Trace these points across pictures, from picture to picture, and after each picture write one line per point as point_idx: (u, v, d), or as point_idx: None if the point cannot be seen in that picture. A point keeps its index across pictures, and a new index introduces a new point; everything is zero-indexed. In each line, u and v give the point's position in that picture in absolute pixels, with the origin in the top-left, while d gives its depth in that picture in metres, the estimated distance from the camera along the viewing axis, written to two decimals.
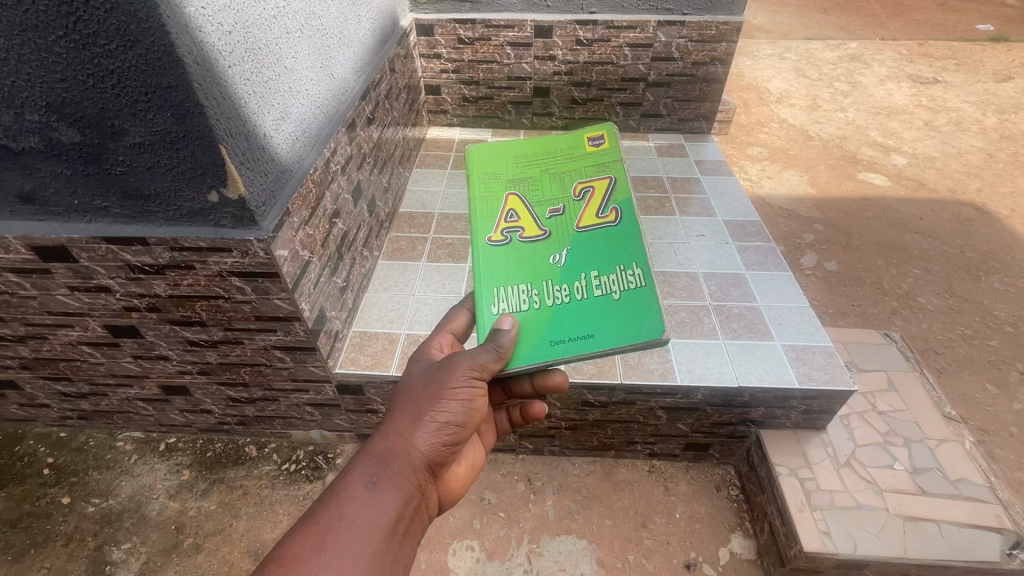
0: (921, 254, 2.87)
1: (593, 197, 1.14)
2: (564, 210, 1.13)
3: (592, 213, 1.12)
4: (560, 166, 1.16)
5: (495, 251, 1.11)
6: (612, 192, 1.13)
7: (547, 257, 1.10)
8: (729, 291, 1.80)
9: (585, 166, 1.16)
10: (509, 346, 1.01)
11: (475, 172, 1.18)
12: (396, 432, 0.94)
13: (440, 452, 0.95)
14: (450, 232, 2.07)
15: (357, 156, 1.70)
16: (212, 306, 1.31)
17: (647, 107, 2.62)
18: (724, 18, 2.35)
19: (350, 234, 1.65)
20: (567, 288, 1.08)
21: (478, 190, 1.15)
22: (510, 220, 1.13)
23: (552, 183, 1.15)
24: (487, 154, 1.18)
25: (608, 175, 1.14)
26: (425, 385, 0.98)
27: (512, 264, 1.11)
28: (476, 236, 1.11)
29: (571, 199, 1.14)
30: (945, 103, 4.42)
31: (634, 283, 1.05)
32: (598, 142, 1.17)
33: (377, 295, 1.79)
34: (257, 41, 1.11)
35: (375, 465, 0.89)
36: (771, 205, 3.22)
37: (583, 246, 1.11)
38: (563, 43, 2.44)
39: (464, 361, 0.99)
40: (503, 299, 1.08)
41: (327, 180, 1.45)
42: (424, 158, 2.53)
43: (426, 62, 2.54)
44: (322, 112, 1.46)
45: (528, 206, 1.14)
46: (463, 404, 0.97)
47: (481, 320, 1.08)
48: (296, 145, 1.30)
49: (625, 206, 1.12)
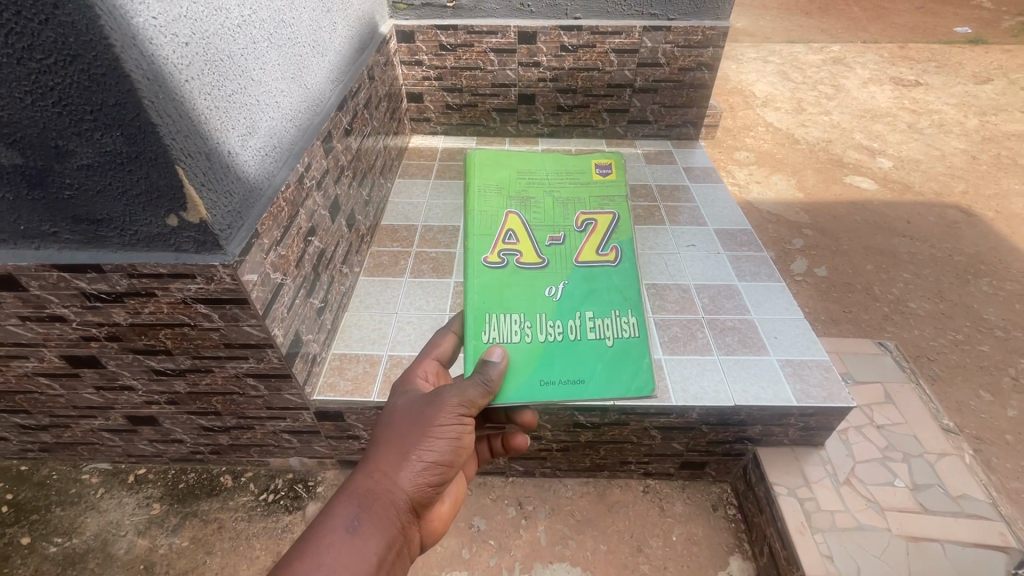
0: (910, 258, 2.86)
1: (594, 232, 1.13)
2: (565, 240, 1.13)
3: (592, 249, 1.12)
4: (564, 193, 1.14)
5: (492, 274, 1.10)
6: (614, 230, 1.13)
7: (541, 288, 1.11)
8: (722, 304, 1.75)
9: (590, 197, 1.14)
10: (497, 380, 1.03)
11: (477, 187, 1.14)
12: (381, 471, 0.91)
13: (425, 492, 0.93)
14: (434, 246, 2.00)
15: (334, 169, 1.62)
16: (178, 334, 1.22)
17: (633, 114, 2.58)
18: (710, 23, 2.32)
19: (327, 251, 1.58)
20: (560, 325, 1.11)
21: (479, 206, 1.12)
22: (508, 241, 1.12)
23: (556, 210, 1.14)
24: (492, 170, 1.15)
25: (612, 211, 1.13)
26: (412, 422, 0.96)
27: (507, 290, 1.11)
28: (472, 255, 1.09)
29: (572, 230, 1.13)
30: (927, 105, 4.45)
31: (628, 332, 1.10)
32: (606, 173, 1.15)
33: (358, 314, 1.71)
34: (220, 53, 1.04)
35: (358, 507, 0.86)
36: (760, 211, 3.19)
37: (579, 282, 1.12)
38: (547, 49, 2.39)
39: (451, 396, 0.98)
40: (495, 328, 1.10)
41: (301, 197, 1.37)
42: (407, 168, 2.46)
43: (408, 70, 2.47)
44: (294, 124, 1.39)
45: (529, 229, 1.13)
46: (450, 442, 0.96)
47: (473, 348, 1.08)
48: (265, 162, 1.22)
49: (624, 246, 1.13)
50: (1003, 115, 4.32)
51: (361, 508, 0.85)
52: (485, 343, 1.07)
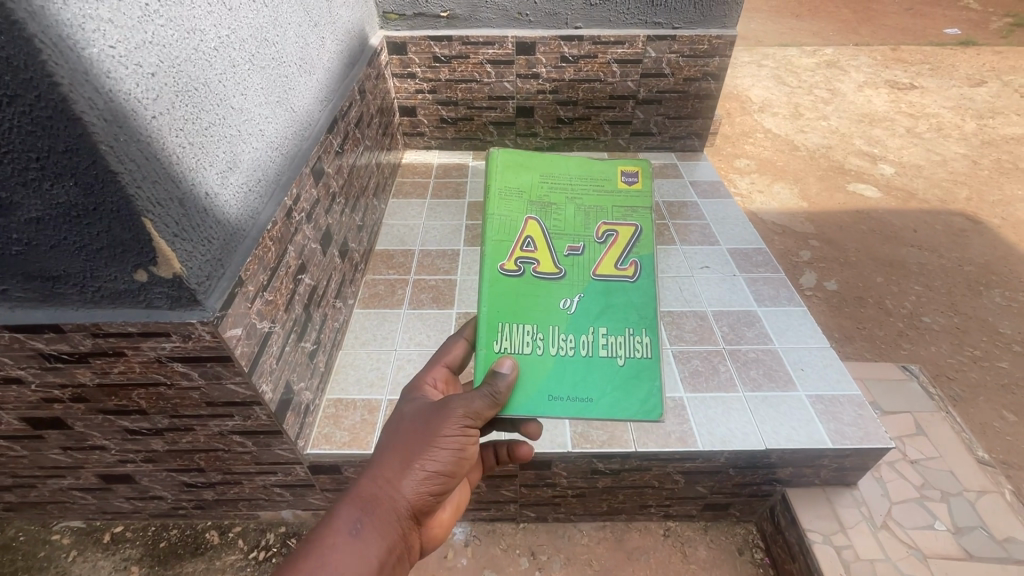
0: (920, 269, 2.79)
1: (614, 244, 1.03)
2: (584, 250, 1.02)
3: (611, 261, 1.02)
4: (587, 200, 1.04)
5: (506, 282, 0.99)
6: (635, 241, 1.03)
7: (557, 300, 1.00)
8: (743, 332, 1.64)
9: (613, 207, 1.05)
10: (506, 393, 0.91)
11: (495, 188, 1.04)
12: (382, 476, 0.85)
13: (430, 499, 0.87)
14: (433, 272, 1.87)
15: (325, 196, 1.49)
16: (152, 394, 1.09)
17: (636, 126, 2.48)
18: (717, 32, 2.22)
19: (319, 287, 1.44)
20: (573, 339, 0.99)
21: (497, 208, 1.02)
22: (526, 248, 1.01)
23: (577, 218, 1.03)
24: (512, 170, 1.04)
25: (636, 223, 1.03)
26: (418, 426, 0.89)
27: (520, 298, 1.00)
28: (486, 262, 0.99)
29: (593, 240, 1.02)
30: (924, 109, 4.40)
31: (640, 352, 0.98)
32: (632, 180, 1.04)
33: (354, 352, 1.58)
34: (194, 81, 0.91)
35: (360, 510, 0.81)
36: (764, 221, 3.10)
37: (596, 295, 1.01)
38: (547, 60, 2.28)
39: (456, 406, 0.88)
40: (507, 337, 0.97)
41: (290, 233, 1.24)
42: (401, 187, 2.33)
43: (400, 83, 2.34)
44: (281, 152, 1.26)
45: (546, 236, 1.02)
46: (456, 452, 0.88)
47: (481, 358, 0.97)
48: (248, 198, 1.09)
49: (646, 261, 1.03)
50: (1001, 119, 4.28)
51: (362, 513, 0.81)
52: (497, 353, 0.96)
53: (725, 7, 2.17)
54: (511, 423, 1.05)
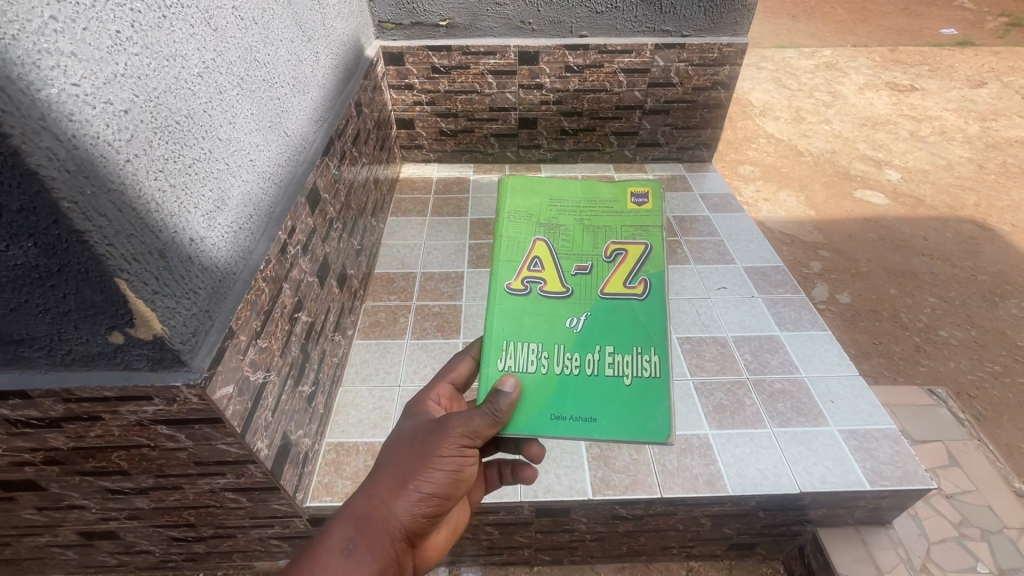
0: (933, 280, 2.72)
1: (624, 263, 0.95)
2: (592, 269, 0.95)
3: (619, 279, 0.94)
4: (596, 219, 0.97)
5: (511, 302, 0.92)
6: (643, 261, 0.94)
7: (563, 317, 0.92)
8: (767, 360, 1.56)
9: (623, 224, 0.97)
10: (509, 411, 0.85)
11: (502, 208, 0.98)
12: (377, 496, 0.83)
13: (424, 521, 0.85)
14: (436, 298, 1.77)
15: (321, 224, 1.39)
16: (135, 455, 0.98)
17: (643, 136, 2.39)
18: (727, 39, 2.13)
19: (317, 323, 1.34)
20: (580, 357, 0.91)
21: (504, 228, 0.96)
22: (533, 268, 0.95)
23: (584, 237, 0.96)
24: (520, 190, 0.98)
25: (645, 241, 0.96)
26: (416, 445, 0.87)
27: (525, 317, 0.92)
28: (492, 281, 0.93)
29: (601, 259, 0.95)
30: (926, 111, 4.35)
31: (649, 371, 0.90)
32: (641, 203, 0.97)
33: (354, 389, 1.48)
34: (175, 113, 0.81)
35: (353, 530, 0.79)
36: (772, 230, 3.02)
37: (602, 313, 0.93)
38: (551, 70, 2.18)
39: (455, 425, 0.85)
40: (511, 356, 0.91)
41: (285, 271, 1.14)
42: (400, 203, 2.23)
43: (397, 94, 2.24)
44: (274, 181, 1.16)
45: (553, 254, 0.95)
46: (452, 474, 0.85)
47: (484, 377, 0.91)
48: (238, 237, 0.99)
49: (657, 279, 0.94)
50: (1003, 121, 4.24)
51: (355, 532, 0.78)
52: (501, 372, 0.90)
53: (736, 14, 2.09)
54: (514, 443, 1.01)
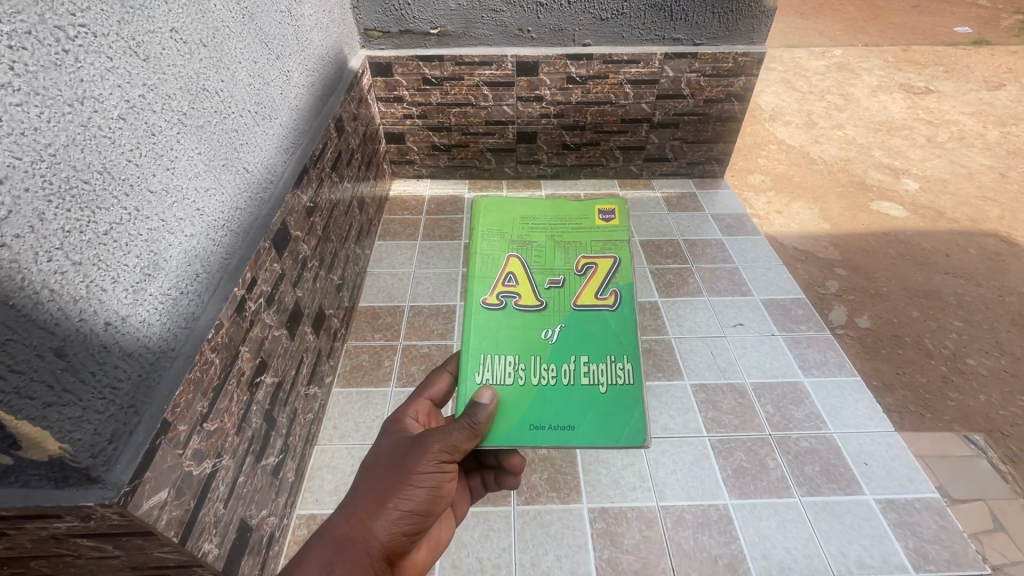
0: (957, 301, 2.56)
1: (594, 276, 0.98)
2: (564, 283, 0.97)
3: (591, 291, 0.97)
4: (565, 236, 1.01)
5: (487, 317, 0.94)
6: (612, 273, 0.98)
7: (537, 330, 0.94)
8: (791, 412, 1.40)
9: (590, 240, 1.00)
10: (486, 423, 0.84)
11: (476, 228, 1.03)
12: (355, 516, 0.81)
13: (403, 542, 0.82)
14: (425, 336, 1.62)
15: (293, 266, 1.23)
16: (56, 564, 0.81)
17: (650, 151, 2.23)
18: (743, 48, 1.96)
19: (286, 380, 1.19)
20: (556, 368, 0.91)
21: (479, 247, 0.99)
22: (507, 283, 0.97)
23: (555, 252, 0.99)
24: (493, 212, 1.03)
25: (614, 255, 0.99)
26: (393, 463, 0.85)
27: (501, 332, 0.94)
28: (468, 297, 0.95)
29: (572, 272, 0.98)
30: (943, 115, 4.17)
31: (622, 378, 0.91)
32: (607, 221, 1.02)
33: (331, 448, 1.33)
34: (85, 171, 0.65)
35: (331, 552, 0.77)
36: (786, 246, 2.85)
37: (576, 325, 0.94)
38: (551, 81, 2.01)
39: (435, 441, 0.84)
40: (489, 369, 0.91)
41: (242, 332, 0.99)
42: (389, 225, 2.06)
43: (385, 107, 2.08)
44: (230, 227, 1.00)
45: (526, 270, 0.98)
46: (431, 491, 0.84)
47: (463, 392, 0.90)
48: (180, 303, 0.84)
49: (626, 290, 0.97)
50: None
51: (333, 556, 0.77)
52: (478, 385, 0.89)
53: (753, 21, 1.92)
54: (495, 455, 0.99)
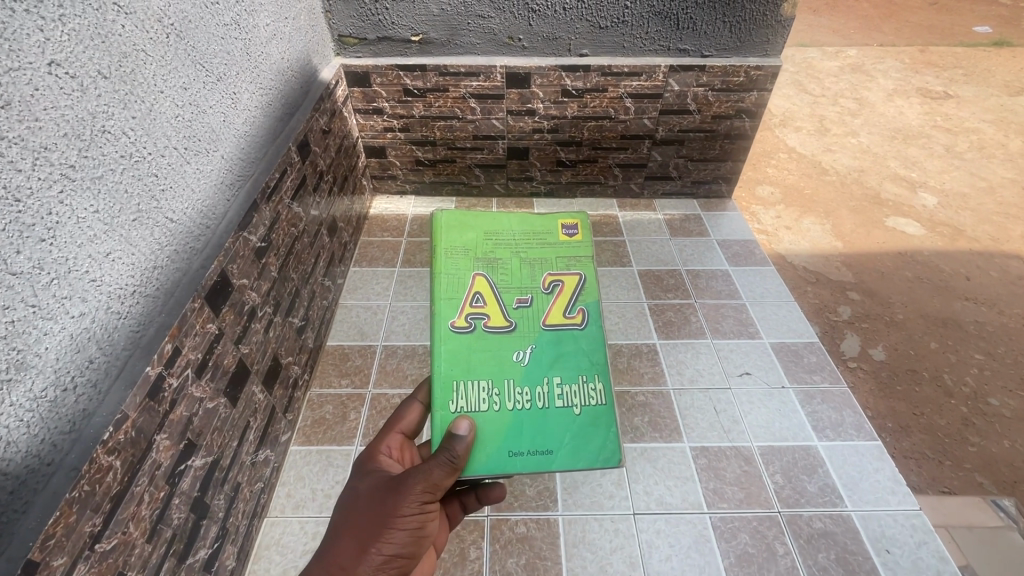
0: (979, 331, 2.39)
1: (561, 294, 0.95)
2: (532, 302, 0.95)
3: (560, 310, 0.94)
4: (531, 252, 0.97)
5: (458, 343, 0.91)
6: (578, 292, 0.95)
7: (509, 353, 0.91)
8: (803, 484, 1.24)
9: (555, 256, 0.97)
10: (466, 456, 0.81)
11: (439, 244, 0.97)
12: (335, 566, 0.77)
13: None
14: (397, 383, 1.46)
15: (235, 321, 1.07)
16: None
17: (653, 169, 2.05)
18: (756, 61, 1.78)
19: (226, 454, 1.04)
20: (530, 391, 0.89)
21: (444, 266, 0.95)
22: (475, 304, 0.93)
23: (522, 269, 0.96)
24: (457, 228, 0.97)
25: (579, 272, 0.97)
26: (373, 506, 0.81)
27: (473, 360, 0.90)
28: (436, 322, 0.91)
29: (540, 291, 0.95)
30: (962, 122, 3.97)
31: (595, 399, 0.90)
32: (569, 240, 0.98)
33: (283, 521, 1.18)
34: None
35: None
36: (795, 266, 2.67)
37: (549, 346, 0.92)
38: (545, 94, 1.84)
39: (415, 482, 0.81)
40: (463, 396, 0.88)
41: (158, 419, 0.83)
42: (367, 249, 1.90)
43: (364, 119, 1.91)
44: (146, 292, 0.84)
45: (494, 289, 0.94)
46: (414, 532, 0.81)
47: (437, 422, 0.86)
48: (63, 399, 0.69)
49: (593, 308, 0.94)
50: None
51: None
52: (452, 414, 0.86)
53: (768, 31, 1.73)
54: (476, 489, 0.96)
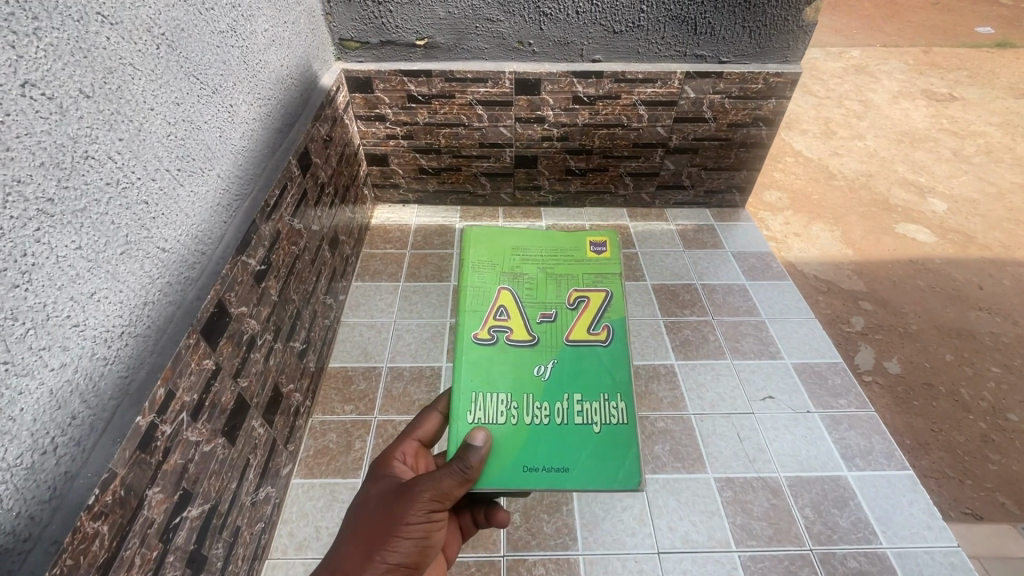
0: (994, 343, 2.34)
1: (586, 310, 0.88)
2: (556, 317, 0.87)
3: (583, 326, 0.87)
4: (558, 268, 0.91)
5: (477, 355, 0.84)
6: (603, 308, 0.88)
7: (529, 367, 0.83)
8: (835, 519, 1.18)
9: (582, 272, 0.91)
10: (480, 467, 0.75)
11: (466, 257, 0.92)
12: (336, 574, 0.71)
13: None
14: (403, 409, 1.39)
15: (233, 354, 0.99)
16: None
17: (665, 178, 1.98)
18: (775, 68, 1.71)
19: (225, 497, 0.96)
20: (549, 410, 0.81)
21: (468, 278, 0.89)
22: (498, 318, 0.87)
23: (548, 284, 0.90)
24: (485, 241, 0.92)
25: (606, 289, 0.89)
26: (379, 512, 0.75)
27: (493, 376, 0.83)
28: (457, 335, 0.85)
29: (564, 306, 0.88)
30: (968, 125, 3.93)
31: (616, 418, 0.81)
32: (596, 259, 0.92)
33: (285, 563, 1.10)
34: None
35: None
36: (806, 275, 2.60)
37: (571, 360, 0.85)
38: (555, 101, 1.76)
39: (424, 489, 0.74)
40: (480, 413, 0.81)
41: (150, 473, 0.75)
42: (369, 262, 1.82)
43: (366, 126, 1.82)
44: (136, 331, 0.76)
45: (516, 301, 0.88)
46: (420, 542, 0.75)
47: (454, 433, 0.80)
48: (41, 464, 0.61)
49: (620, 326, 0.87)
50: None
51: None
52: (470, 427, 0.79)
53: (789, 37, 1.66)
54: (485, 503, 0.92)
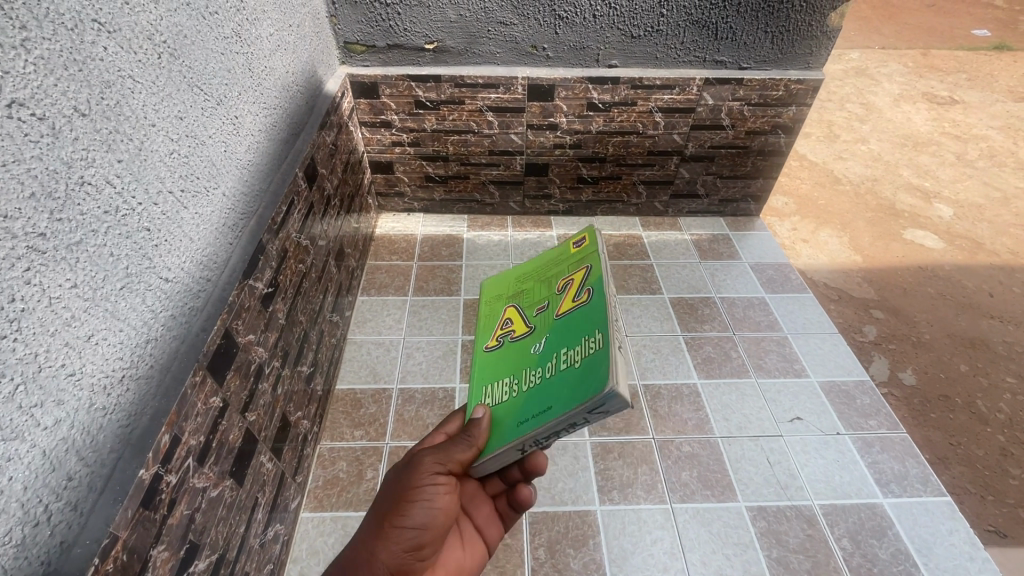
0: (1008, 352, 2.30)
1: (573, 287, 0.76)
2: (548, 308, 0.78)
3: (570, 298, 0.75)
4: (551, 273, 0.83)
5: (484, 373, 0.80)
6: (586, 277, 0.75)
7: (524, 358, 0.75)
8: (873, 550, 1.13)
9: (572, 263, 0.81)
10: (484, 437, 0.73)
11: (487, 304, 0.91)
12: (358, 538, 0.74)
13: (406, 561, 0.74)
14: (416, 434, 1.31)
15: (241, 387, 0.92)
16: None
17: (679, 187, 1.92)
18: (797, 74, 1.66)
19: (232, 543, 0.89)
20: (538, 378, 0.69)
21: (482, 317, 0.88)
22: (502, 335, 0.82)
23: (542, 287, 0.82)
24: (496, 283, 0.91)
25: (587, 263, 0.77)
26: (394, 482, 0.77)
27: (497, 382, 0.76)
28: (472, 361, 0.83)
29: (555, 295, 0.78)
30: (969, 129, 3.91)
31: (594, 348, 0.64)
32: (581, 246, 0.82)
33: None
34: None
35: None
36: (817, 283, 2.53)
37: (559, 328, 0.73)
38: (568, 108, 1.70)
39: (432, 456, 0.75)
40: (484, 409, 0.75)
41: (155, 531, 0.68)
42: (374, 275, 1.74)
43: (370, 133, 1.75)
44: (137, 373, 0.69)
45: (517, 308, 0.83)
46: (433, 508, 0.75)
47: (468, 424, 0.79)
48: (32, 537, 0.53)
49: (598, 281, 0.72)
50: None
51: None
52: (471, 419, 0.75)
53: (812, 42, 1.61)
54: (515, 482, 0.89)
